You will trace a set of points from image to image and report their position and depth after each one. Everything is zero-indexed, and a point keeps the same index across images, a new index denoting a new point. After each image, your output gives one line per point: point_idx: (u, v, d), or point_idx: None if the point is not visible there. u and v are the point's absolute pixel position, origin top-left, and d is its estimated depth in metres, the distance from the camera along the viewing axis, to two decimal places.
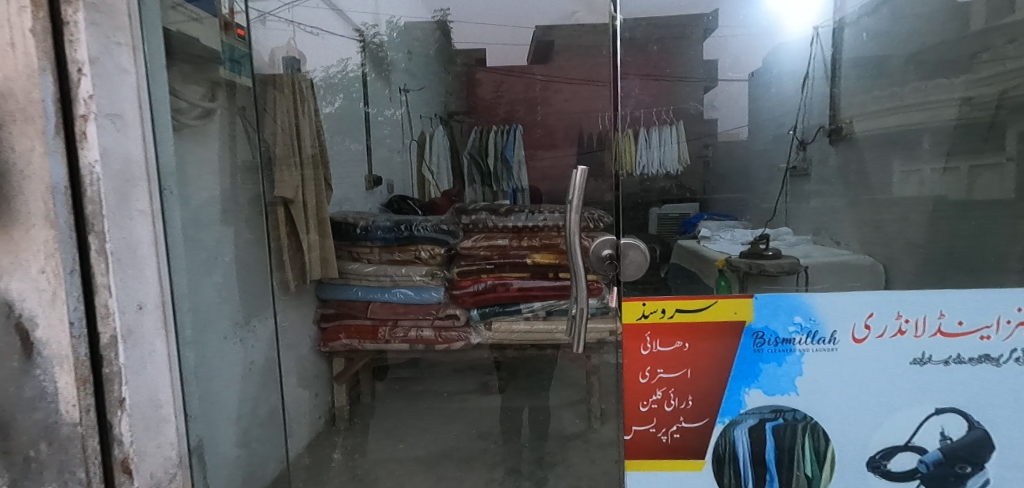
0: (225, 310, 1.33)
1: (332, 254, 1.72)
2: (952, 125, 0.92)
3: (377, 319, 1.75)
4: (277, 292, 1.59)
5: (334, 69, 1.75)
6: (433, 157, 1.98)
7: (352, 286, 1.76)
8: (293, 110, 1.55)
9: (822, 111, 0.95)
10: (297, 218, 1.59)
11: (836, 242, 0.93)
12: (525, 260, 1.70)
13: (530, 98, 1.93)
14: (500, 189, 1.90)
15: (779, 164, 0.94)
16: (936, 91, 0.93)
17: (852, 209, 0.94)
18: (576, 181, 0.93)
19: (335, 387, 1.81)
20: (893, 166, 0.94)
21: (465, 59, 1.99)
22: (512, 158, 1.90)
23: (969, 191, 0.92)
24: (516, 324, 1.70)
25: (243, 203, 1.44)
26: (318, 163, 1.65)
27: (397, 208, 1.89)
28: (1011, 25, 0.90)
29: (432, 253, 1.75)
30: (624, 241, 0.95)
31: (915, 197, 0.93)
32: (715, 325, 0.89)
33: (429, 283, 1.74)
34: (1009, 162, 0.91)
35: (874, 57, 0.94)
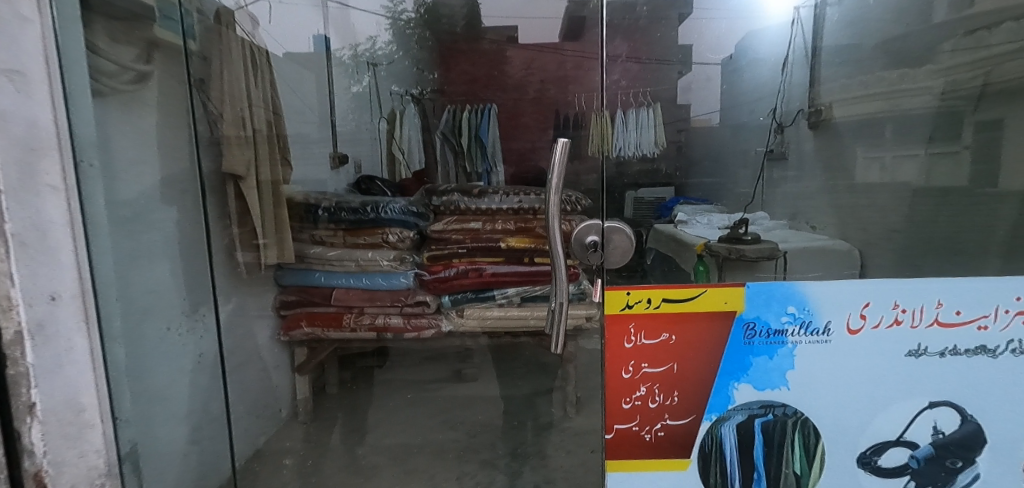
0: (160, 299, 1.23)
1: (290, 242, 1.60)
2: (917, 113, 0.90)
3: (342, 306, 1.64)
4: (227, 279, 1.48)
5: (362, 47, 1.70)
6: (402, 139, 1.67)
7: (314, 272, 1.65)
8: (247, 78, 1.42)
9: (800, 96, 0.90)
10: (249, 197, 1.46)
11: (814, 227, 0.90)
12: (499, 244, 1.61)
13: (561, 77, 1.38)
14: (474, 172, 1.62)
15: (755, 147, 0.90)
16: (904, 80, 0.90)
17: (830, 196, 0.91)
18: (557, 160, 0.86)
19: (296, 379, 1.72)
20: (857, 153, 0.90)
21: (494, 35, 1.53)
22: (486, 139, 1.55)
23: (927, 177, 0.90)
24: (490, 311, 1.63)
25: (183, 181, 1.33)
26: (273, 140, 1.52)
27: (364, 189, 1.66)
28: (969, 18, 0.89)
29: (400, 237, 1.64)
30: (609, 226, 0.91)
31: (896, 185, 0.91)
32: (704, 315, 0.85)
33: (397, 268, 1.64)
34: (965, 151, 0.89)
35: (847, 43, 0.90)
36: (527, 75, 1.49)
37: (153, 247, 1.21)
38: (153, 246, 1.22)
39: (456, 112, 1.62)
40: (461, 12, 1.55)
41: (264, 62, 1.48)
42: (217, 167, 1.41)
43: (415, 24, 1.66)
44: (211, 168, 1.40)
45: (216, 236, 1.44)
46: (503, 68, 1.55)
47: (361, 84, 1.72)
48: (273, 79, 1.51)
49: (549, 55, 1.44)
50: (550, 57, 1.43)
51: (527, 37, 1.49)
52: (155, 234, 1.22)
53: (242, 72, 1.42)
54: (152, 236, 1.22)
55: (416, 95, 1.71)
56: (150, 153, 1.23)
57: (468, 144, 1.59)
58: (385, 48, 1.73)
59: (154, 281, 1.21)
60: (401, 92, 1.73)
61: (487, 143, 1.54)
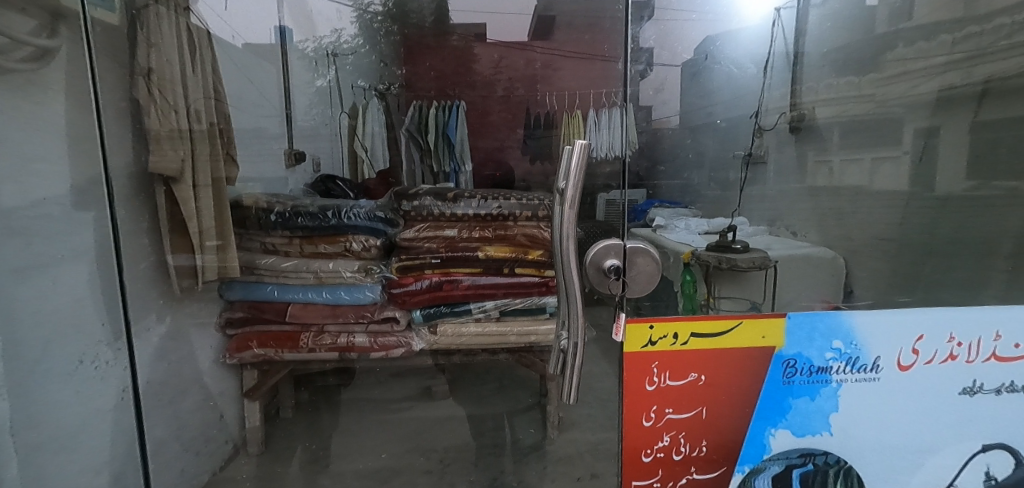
0: (58, 322, 1.03)
1: (232, 241, 1.39)
2: (855, 120, 1.05)
3: (297, 324, 1.47)
4: (159, 297, 1.27)
5: (326, 40, 1.82)
6: (367, 138, 1.85)
7: (266, 284, 1.46)
8: (183, 62, 1.21)
9: (783, 96, 1.00)
10: (185, 201, 1.25)
11: (790, 232, 0.97)
12: (476, 253, 1.49)
13: (529, 75, 1.76)
14: (441, 170, 1.76)
15: (738, 151, 0.97)
16: (846, 88, 1.04)
17: (812, 199, 1.02)
18: (576, 168, 0.77)
19: (246, 404, 1.54)
20: (808, 156, 1.04)
21: (463, 32, 1.74)
22: (453, 137, 1.76)
23: (871, 180, 1.06)
24: (466, 327, 1.49)
25: (100, 182, 1.10)
26: (215, 135, 1.30)
27: (325, 189, 1.73)
28: (909, 30, 1.05)
29: (366, 245, 1.48)
30: (631, 247, 0.85)
31: (866, 189, 1.06)
32: (739, 352, 0.86)
33: (361, 280, 1.47)
34: (905, 155, 1.06)
35: (840, 49, 1.03)
36: (496, 73, 1.80)
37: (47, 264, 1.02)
38: (50, 261, 1.02)
39: (423, 109, 1.84)
40: (429, 9, 1.72)
41: (207, 46, 1.27)
42: (144, 167, 1.20)
43: (382, 18, 1.81)
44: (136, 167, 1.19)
45: (146, 248, 1.23)
46: (469, 67, 1.81)
47: (324, 79, 1.88)
48: (216, 65, 1.30)
49: (517, 53, 1.75)
50: (518, 55, 1.75)
51: (495, 37, 1.73)
52: (53, 247, 1.03)
53: (175, 54, 1.20)
54: (50, 250, 1.02)
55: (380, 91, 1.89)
56: (53, 152, 1.03)
57: (434, 140, 1.77)
58: (351, 42, 1.86)
59: (43, 302, 1.01)
60: (367, 87, 1.90)
61: (454, 139, 1.76)
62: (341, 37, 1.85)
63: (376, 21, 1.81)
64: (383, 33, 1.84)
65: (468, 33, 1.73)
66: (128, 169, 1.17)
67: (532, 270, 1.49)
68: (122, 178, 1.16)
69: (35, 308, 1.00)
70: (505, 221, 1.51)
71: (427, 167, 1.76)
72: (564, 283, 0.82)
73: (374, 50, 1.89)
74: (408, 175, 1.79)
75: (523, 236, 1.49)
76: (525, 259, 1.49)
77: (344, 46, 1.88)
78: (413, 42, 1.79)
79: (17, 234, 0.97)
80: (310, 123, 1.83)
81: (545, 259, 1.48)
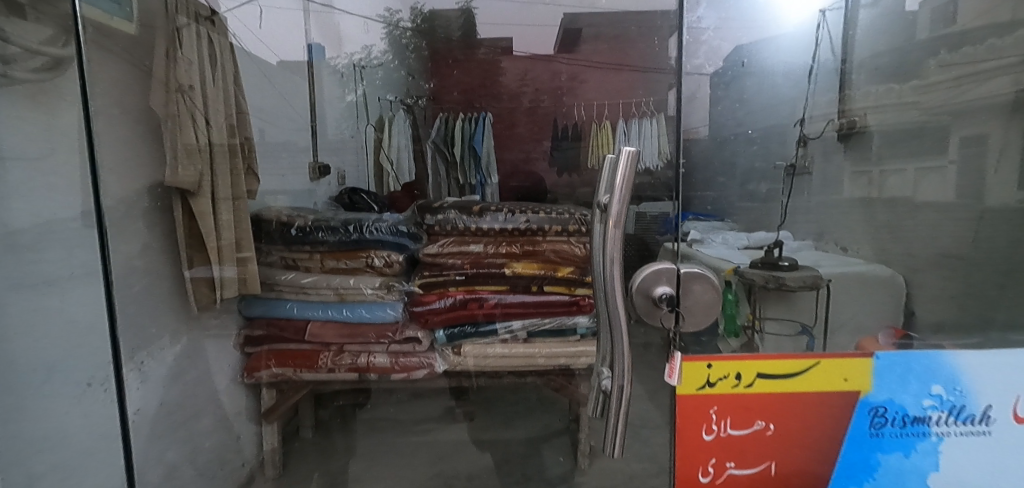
0: (71, 345, 0.97)
1: (247, 236, 1.32)
2: (903, 128, 0.90)
3: (317, 343, 1.42)
4: (173, 315, 1.22)
5: (357, 56, 1.82)
6: (394, 150, 1.85)
7: (286, 301, 1.42)
8: (202, 73, 1.19)
9: (826, 105, 0.85)
10: (204, 216, 1.21)
11: (842, 249, 0.85)
12: (503, 270, 1.43)
13: (554, 87, 1.76)
14: (466, 183, 1.75)
15: (777, 161, 0.82)
16: (891, 97, 0.89)
17: (866, 209, 0.88)
18: (625, 178, 0.68)
19: (264, 425, 1.48)
20: (848, 167, 0.86)
21: (489, 46, 1.75)
22: (480, 149, 1.77)
23: (915, 188, 0.91)
24: (492, 348, 1.42)
25: (116, 195, 1.05)
26: (237, 150, 1.29)
27: (349, 202, 1.68)
28: (961, 33, 0.93)
29: (388, 261, 1.43)
30: (686, 270, 0.77)
31: (928, 202, 0.93)
32: (816, 396, 0.77)
33: (383, 298, 1.42)
34: (951, 165, 0.94)
35: (888, 55, 0.88)
36: (522, 86, 1.78)
37: (54, 281, 0.95)
38: (57, 280, 0.95)
39: (449, 121, 1.89)
40: (456, 22, 1.69)
41: (229, 56, 1.27)
42: (160, 181, 1.15)
43: (411, 34, 1.82)
44: (151, 180, 1.14)
45: (160, 264, 1.18)
46: (494, 80, 1.83)
47: (354, 93, 1.85)
48: (237, 75, 1.31)
49: (542, 66, 1.75)
50: (543, 68, 1.75)
51: (520, 48, 1.73)
52: (63, 262, 0.96)
53: (197, 64, 1.18)
54: (58, 266, 0.96)
55: (406, 103, 1.92)
56: (64, 161, 0.96)
57: (460, 152, 1.81)
58: (381, 58, 1.87)
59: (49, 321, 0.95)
60: (395, 100, 1.92)
61: (479, 152, 1.77)
62: (370, 53, 1.85)
63: (405, 36, 1.83)
64: (413, 47, 1.87)
65: (495, 47, 1.76)
66: (144, 182, 1.13)
67: (561, 287, 1.42)
68: (137, 191, 1.11)
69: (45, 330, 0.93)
70: (532, 236, 1.47)
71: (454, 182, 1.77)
72: (611, 310, 0.73)
73: (405, 67, 1.90)
74: (433, 187, 1.78)
75: (552, 254, 1.45)
76: (555, 276, 1.42)
77: (375, 62, 1.88)
78: (439, 57, 1.84)
79: (20, 250, 0.91)
80: (338, 137, 1.80)
81: (576, 275, 1.41)
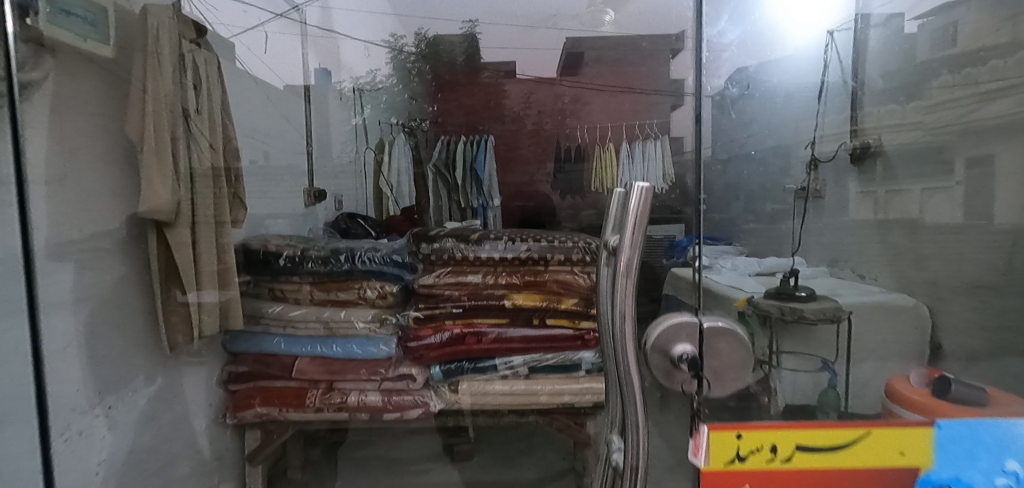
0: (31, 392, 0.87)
1: (231, 260, 1.24)
2: (911, 147, 1.04)
3: (305, 380, 1.33)
4: (146, 354, 1.13)
5: (364, 80, 1.95)
6: (393, 174, 1.98)
7: (273, 336, 1.34)
8: (186, 97, 1.11)
9: (842, 125, 1.03)
10: (182, 249, 1.11)
11: (858, 275, 0.96)
12: (503, 302, 1.35)
13: (558, 109, 2.12)
14: (467, 203, 1.97)
15: (791, 184, 1.02)
16: (894, 114, 1.05)
17: (882, 230, 1.03)
18: (637, 218, 0.59)
19: (247, 469, 1.37)
20: (852, 187, 1.05)
21: (492, 71, 1.99)
22: (481, 172, 2.04)
23: (921, 213, 1.01)
24: (491, 385, 1.32)
25: (79, 224, 0.97)
26: (220, 176, 1.21)
27: (345, 228, 1.68)
28: (986, 47, 0.95)
29: (381, 292, 1.35)
30: (709, 327, 0.68)
31: (949, 223, 0.99)
32: (867, 473, 0.68)
33: (375, 332, 1.34)
34: (959, 185, 0.99)
35: (904, 76, 1.04)
36: (525, 107, 2.09)
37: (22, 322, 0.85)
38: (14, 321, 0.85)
39: (449, 144, 2.12)
40: (460, 48, 1.91)
41: (216, 78, 1.23)
42: (134, 213, 1.07)
43: (415, 58, 1.97)
44: (122, 212, 1.06)
45: (133, 299, 1.09)
46: (498, 103, 2.09)
47: (358, 116, 2.01)
48: (226, 100, 1.26)
49: (546, 88, 2.07)
50: (547, 91, 2.07)
51: (524, 71, 1.99)
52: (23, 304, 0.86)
53: (179, 84, 1.10)
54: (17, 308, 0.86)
55: (406, 126, 2.11)
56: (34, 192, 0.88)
57: (461, 174, 2.06)
58: (386, 82, 2.02)
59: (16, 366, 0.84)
60: (397, 124, 2.11)
61: (482, 173, 2.03)
62: (375, 77, 1.98)
63: (409, 60, 1.97)
64: (416, 73, 2.04)
65: (498, 71, 2.00)
66: (114, 214, 1.05)
67: (564, 321, 1.35)
68: (105, 223, 1.03)
69: (15, 377, 0.83)
70: (533, 265, 1.40)
71: (456, 200, 1.98)
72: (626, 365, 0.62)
73: (409, 90, 2.07)
74: (435, 207, 1.93)
75: (554, 284, 1.37)
76: (558, 309, 1.35)
77: (379, 83, 2.01)
78: (444, 80, 2.07)
79: None
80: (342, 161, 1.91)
81: (580, 308, 1.34)
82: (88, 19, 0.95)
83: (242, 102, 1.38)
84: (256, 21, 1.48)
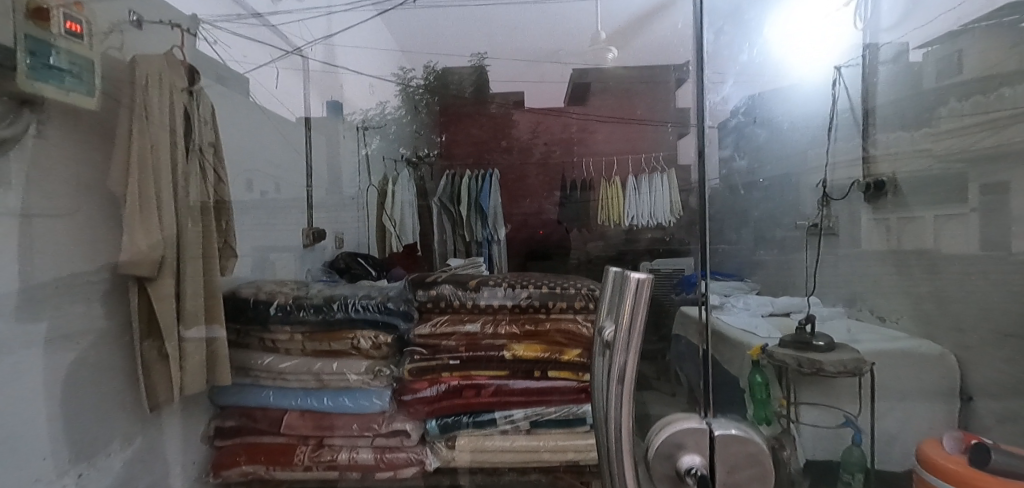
0: None
1: (219, 307, 1.20)
2: (921, 174, 1.31)
3: (294, 436, 1.25)
4: (125, 412, 1.07)
5: (373, 112, 2.07)
6: (395, 209, 2.11)
7: (263, 390, 1.27)
8: (176, 142, 1.10)
9: (845, 168, 1.38)
10: (163, 303, 1.07)
11: (881, 318, 1.39)
12: (502, 353, 1.28)
13: (566, 137, 2.30)
14: (473, 237, 2.11)
15: (801, 221, 1.36)
16: (899, 144, 1.35)
17: (901, 277, 1.38)
18: (634, 313, 0.60)
19: None
20: (864, 217, 1.38)
21: (501, 101, 2.22)
22: (486, 207, 2.17)
23: (935, 242, 1.31)
24: (491, 440, 1.25)
25: (46, 279, 0.93)
26: (209, 213, 1.19)
27: (345, 266, 1.75)
28: (964, 83, 1.22)
29: (376, 342, 1.27)
30: (720, 434, 0.67)
31: (963, 256, 1.26)
32: None
33: (369, 384, 1.25)
34: (972, 212, 1.23)
35: (916, 112, 1.32)
36: (534, 137, 2.27)
37: None
38: None
39: (455, 178, 2.22)
40: (469, 80, 2.12)
41: (207, 119, 1.22)
42: (114, 267, 1.03)
43: (423, 90, 2.13)
44: (102, 266, 1.02)
45: (112, 359, 1.04)
46: (506, 132, 2.28)
47: (366, 147, 2.09)
48: (218, 141, 1.25)
49: (553, 119, 2.29)
50: (554, 121, 2.29)
51: (533, 104, 2.23)
52: None
53: (168, 130, 1.09)
54: None
55: (411, 161, 2.21)
56: None
57: (465, 210, 2.17)
58: (395, 113, 2.15)
59: None
60: (403, 156, 2.20)
61: (488, 210, 2.15)
62: (384, 109, 2.11)
63: (417, 93, 2.13)
64: (424, 105, 2.20)
65: (507, 102, 2.23)
66: (93, 266, 1.01)
67: (568, 373, 1.27)
68: (82, 277, 0.99)
69: None
70: (534, 314, 1.35)
71: (461, 236, 2.10)
72: (615, 440, 0.63)
73: (417, 122, 2.22)
74: (440, 241, 2.07)
75: (557, 334, 1.31)
76: (560, 360, 1.27)
77: (388, 116, 2.13)
78: (452, 113, 2.25)
79: None
80: (352, 192, 2.03)
81: (583, 360, 1.26)
82: (71, 72, 0.93)
83: (239, 135, 1.39)
84: (269, 58, 1.57)
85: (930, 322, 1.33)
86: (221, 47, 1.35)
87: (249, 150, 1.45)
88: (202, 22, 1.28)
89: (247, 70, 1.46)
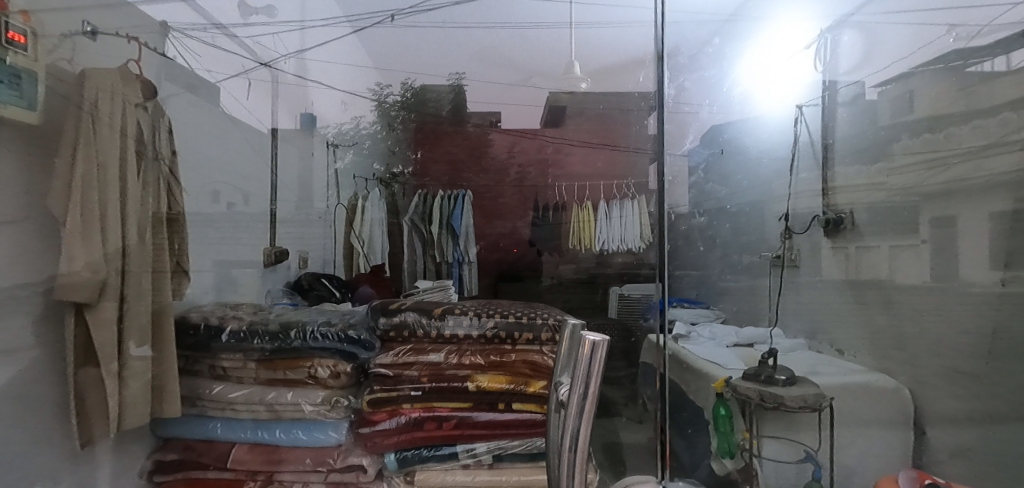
0: None
1: (169, 332, 1.13)
2: (880, 207, 1.32)
3: (241, 471, 1.17)
4: (52, 445, 1.01)
5: (347, 126, 2.04)
6: (365, 228, 2.07)
7: (210, 420, 1.19)
8: (127, 160, 1.05)
9: (806, 202, 1.55)
10: (104, 328, 1.01)
11: (840, 351, 1.43)
12: (467, 384, 1.25)
13: (541, 159, 2.33)
14: (443, 259, 2.17)
15: (765, 253, 1.67)
16: (852, 181, 1.40)
17: (858, 305, 1.38)
18: (588, 375, 0.60)
19: None
20: (822, 248, 1.49)
21: (478, 121, 2.22)
22: (458, 228, 2.20)
23: (890, 274, 1.30)
24: (451, 476, 1.21)
25: None
26: (161, 228, 1.13)
27: (309, 286, 1.69)
28: (912, 122, 1.24)
29: (334, 371, 1.20)
30: None
31: (919, 284, 1.23)
32: None
33: (324, 415, 1.19)
34: (924, 244, 1.22)
35: (873, 148, 1.33)
36: (510, 157, 2.28)
37: None
38: None
39: (427, 198, 2.22)
40: (446, 100, 2.11)
41: (162, 129, 1.16)
42: (49, 290, 0.98)
43: (399, 107, 2.09)
44: (35, 290, 0.97)
45: (40, 388, 0.98)
46: (483, 151, 2.28)
47: (343, 160, 2.07)
48: (172, 152, 1.19)
49: (529, 140, 2.29)
50: (531, 143, 2.30)
51: (509, 126, 2.23)
52: None
53: (119, 149, 1.03)
54: None
55: (383, 180, 2.16)
56: None
57: (437, 230, 2.19)
58: (369, 128, 2.11)
59: None
60: (379, 172, 2.17)
61: (459, 231, 2.19)
62: (359, 124, 2.07)
63: (394, 110, 2.09)
64: (400, 121, 2.15)
65: (484, 121, 2.22)
66: (24, 292, 0.96)
67: (534, 405, 1.25)
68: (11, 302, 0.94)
69: None
70: (500, 343, 1.31)
71: (432, 259, 2.16)
72: None
73: (395, 141, 2.19)
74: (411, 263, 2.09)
75: (523, 364, 1.28)
76: (524, 392, 1.25)
77: (363, 132, 2.10)
78: (429, 131, 2.22)
79: None
80: (324, 209, 2.00)
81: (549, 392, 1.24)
82: (10, 81, 0.90)
83: (204, 149, 1.34)
84: (239, 69, 1.52)
85: (887, 357, 1.32)
86: (186, 53, 1.29)
87: (217, 162, 1.41)
88: (174, 31, 1.24)
89: (218, 80, 1.42)
